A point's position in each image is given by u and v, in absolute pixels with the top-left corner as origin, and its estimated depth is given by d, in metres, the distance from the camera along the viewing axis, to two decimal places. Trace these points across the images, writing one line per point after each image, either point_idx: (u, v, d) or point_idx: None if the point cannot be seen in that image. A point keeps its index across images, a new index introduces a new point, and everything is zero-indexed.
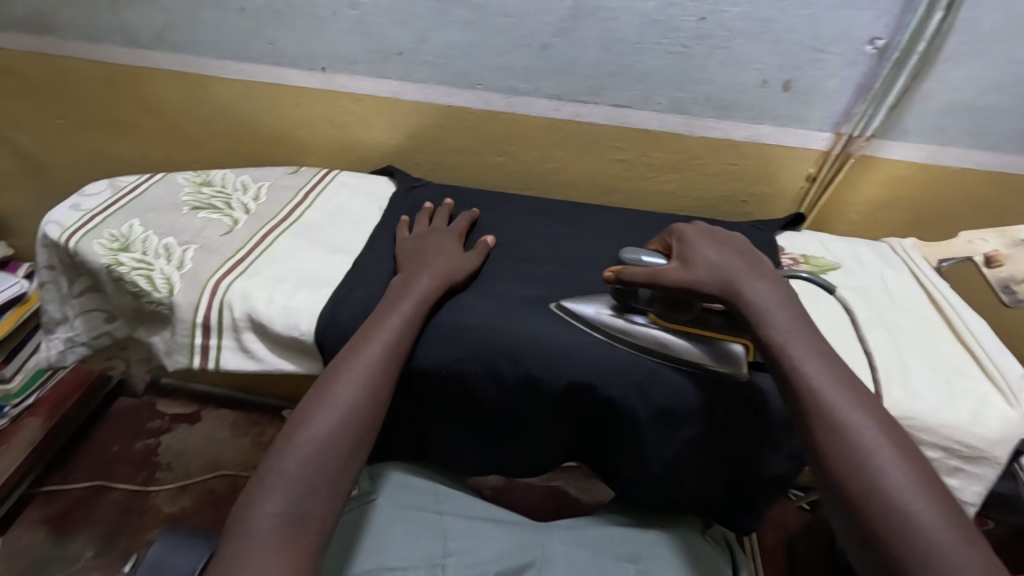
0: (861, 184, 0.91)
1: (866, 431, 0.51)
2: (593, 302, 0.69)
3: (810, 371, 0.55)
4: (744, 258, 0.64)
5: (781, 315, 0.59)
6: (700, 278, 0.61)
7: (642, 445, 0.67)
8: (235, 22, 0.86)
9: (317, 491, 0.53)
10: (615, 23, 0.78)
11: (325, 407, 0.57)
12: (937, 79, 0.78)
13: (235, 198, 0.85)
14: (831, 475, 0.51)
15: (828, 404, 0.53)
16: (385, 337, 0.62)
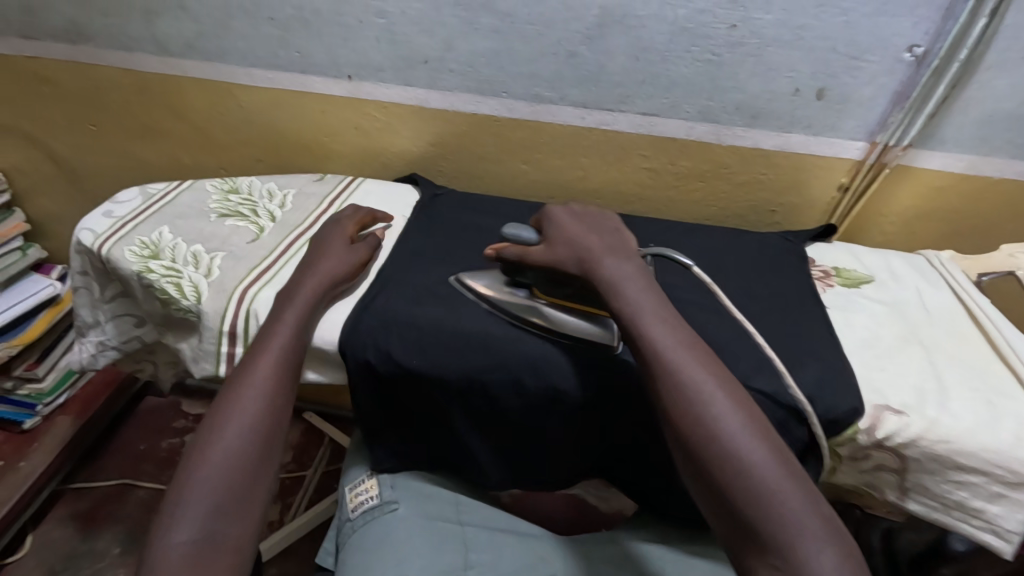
0: (896, 194, 0.88)
1: (707, 393, 0.54)
2: (485, 277, 0.72)
3: (655, 336, 0.58)
4: (609, 237, 0.68)
5: (633, 287, 0.61)
6: (560, 257, 0.66)
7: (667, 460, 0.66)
8: (263, 31, 0.87)
9: (225, 515, 0.51)
10: (643, 30, 0.77)
11: (226, 429, 0.56)
12: (978, 87, 0.76)
13: (261, 206, 0.86)
14: (680, 436, 0.53)
15: (676, 368, 0.55)
16: (278, 348, 0.62)
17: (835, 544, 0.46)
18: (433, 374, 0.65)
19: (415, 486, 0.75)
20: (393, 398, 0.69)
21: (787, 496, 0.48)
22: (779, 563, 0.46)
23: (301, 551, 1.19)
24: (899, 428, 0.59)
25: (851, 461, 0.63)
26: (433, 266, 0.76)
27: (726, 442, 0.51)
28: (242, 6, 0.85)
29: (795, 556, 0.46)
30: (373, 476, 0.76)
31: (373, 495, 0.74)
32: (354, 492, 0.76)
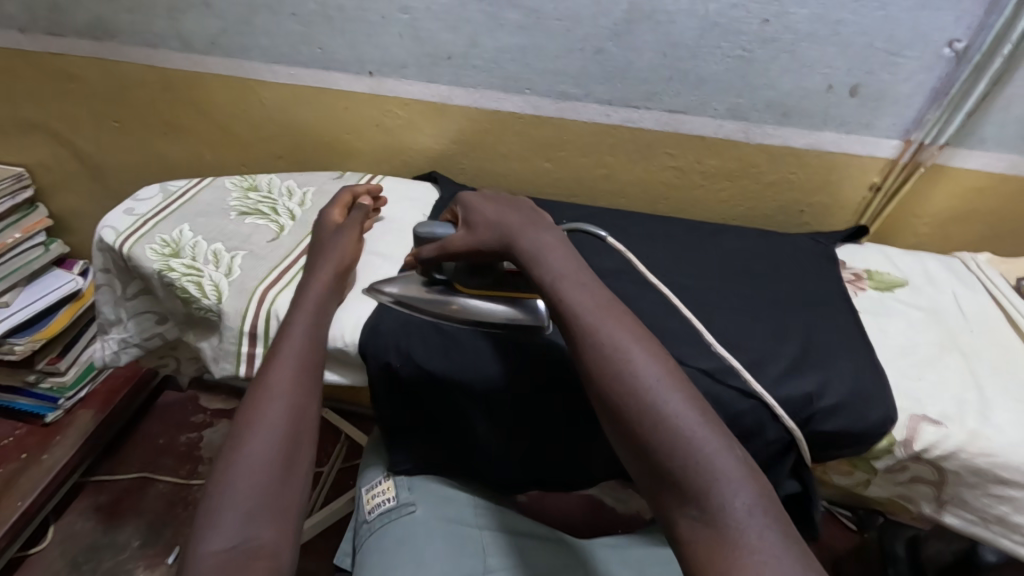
0: (931, 195, 0.85)
1: (621, 343, 0.48)
2: (400, 281, 0.68)
3: (572, 296, 0.51)
4: (521, 210, 0.63)
5: (553, 254, 0.55)
6: (482, 242, 0.60)
7: None
8: (285, 27, 0.86)
9: (266, 516, 0.48)
10: (672, 26, 0.75)
11: (254, 432, 0.53)
12: (1022, 83, 0.73)
13: (281, 204, 0.85)
14: (602, 401, 0.47)
15: (587, 320, 0.50)
16: (297, 352, 0.61)
17: (753, 482, 0.42)
18: (454, 376, 0.64)
19: (433, 488, 0.74)
20: (413, 400, 0.69)
21: (705, 441, 0.43)
22: (695, 515, 0.41)
23: (318, 548, 1.19)
24: (939, 440, 0.57)
25: (886, 473, 0.61)
26: None
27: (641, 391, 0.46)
28: (265, 2, 0.85)
29: (712, 504, 0.41)
30: (390, 478, 0.75)
31: (391, 497, 0.74)
32: (372, 493, 0.75)
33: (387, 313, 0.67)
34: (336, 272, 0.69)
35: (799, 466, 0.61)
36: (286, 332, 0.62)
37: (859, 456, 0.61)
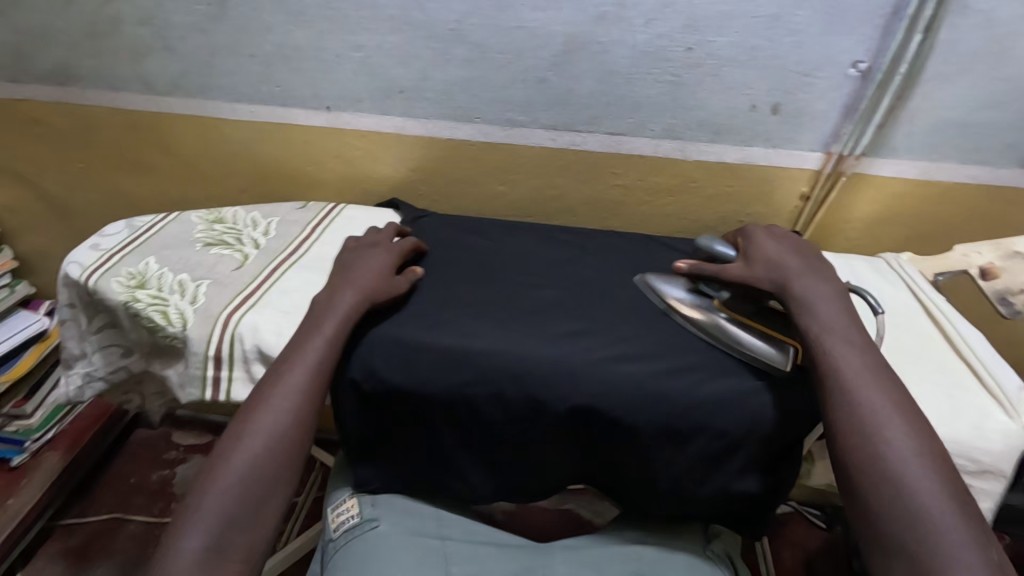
0: (856, 201, 0.92)
1: (877, 404, 0.57)
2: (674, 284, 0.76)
3: (843, 358, 0.60)
4: (809, 260, 0.72)
5: (827, 308, 0.65)
6: (758, 275, 0.71)
7: (647, 464, 0.67)
8: (246, 67, 0.90)
9: (240, 524, 0.57)
10: (606, 55, 0.82)
11: (246, 442, 0.60)
12: (923, 97, 0.80)
13: (245, 234, 0.88)
14: (843, 454, 0.56)
15: (851, 376, 0.58)
16: (305, 366, 0.64)
17: None
18: (419, 388, 0.67)
19: (396, 504, 0.76)
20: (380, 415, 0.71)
21: (941, 523, 0.50)
22: None
23: None
24: None
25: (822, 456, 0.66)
26: (413, 283, 0.78)
27: (881, 452, 0.54)
28: (224, 44, 0.89)
29: None
30: (353, 496, 0.77)
31: (355, 514, 0.75)
32: (335, 511, 0.77)
33: (360, 331, 0.70)
34: (375, 296, 0.71)
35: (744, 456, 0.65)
36: (301, 342, 0.67)
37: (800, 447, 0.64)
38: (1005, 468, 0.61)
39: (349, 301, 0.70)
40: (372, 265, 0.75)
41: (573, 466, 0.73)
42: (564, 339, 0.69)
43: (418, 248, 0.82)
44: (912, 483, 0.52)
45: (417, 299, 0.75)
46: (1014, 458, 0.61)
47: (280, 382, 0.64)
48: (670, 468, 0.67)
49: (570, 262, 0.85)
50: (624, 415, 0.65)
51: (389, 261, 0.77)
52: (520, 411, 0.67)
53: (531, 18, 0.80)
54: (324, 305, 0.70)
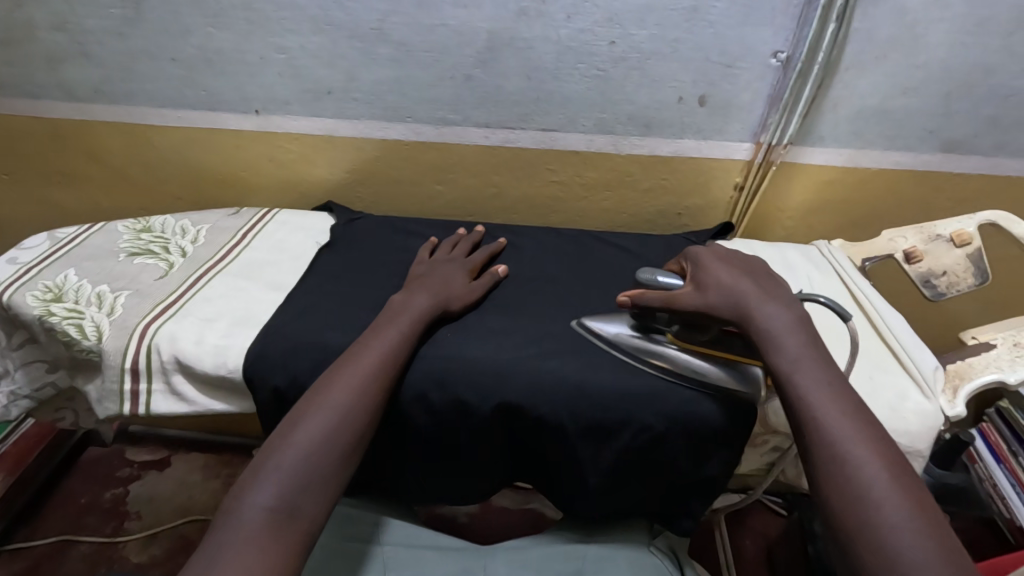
0: (789, 190, 0.93)
1: (850, 441, 0.50)
2: (615, 322, 0.69)
3: (817, 401, 0.52)
4: (763, 280, 0.62)
5: (791, 340, 0.56)
6: (714, 302, 0.60)
7: (577, 461, 0.66)
8: (168, 72, 0.88)
9: (315, 489, 0.53)
10: (531, 51, 0.81)
11: (320, 409, 0.57)
12: (844, 86, 0.81)
13: (173, 242, 0.86)
14: (831, 514, 0.48)
15: (822, 413, 0.51)
16: (381, 346, 0.63)
17: None
18: None
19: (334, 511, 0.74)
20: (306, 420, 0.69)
21: None
22: None
23: None
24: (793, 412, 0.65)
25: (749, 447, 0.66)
26: (342, 285, 0.77)
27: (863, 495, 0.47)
28: (144, 48, 0.86)
29: None
30: None
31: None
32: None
33: (283, 335, 0.68)
34: (446, 302, 0.71)
35: (673, 448, 0.64)
36: (382, 325, 0.65)
37: (728, 438, 0.64)
38: (922, 447, 0.62)
39: (426, 295, 0.70)
40: (452, 278, 0.74)
41: (506, 465, 0.72)
42: (490, 337, 0.69)
43: (491, 254, 0.82)
44: (906, 554, 0.44)
45: (343, 304, 0.74)
46: (930, 437, 0.62)
47: (354, 359, 0.61)
48: (599, 464, 0.66)
49: (505, 258, 0.84)
50: (547, 412, 0.64)
51: (466, 275, 0.76)
52: (444, 411, 0.66)
53: (453, 15, 0.79)
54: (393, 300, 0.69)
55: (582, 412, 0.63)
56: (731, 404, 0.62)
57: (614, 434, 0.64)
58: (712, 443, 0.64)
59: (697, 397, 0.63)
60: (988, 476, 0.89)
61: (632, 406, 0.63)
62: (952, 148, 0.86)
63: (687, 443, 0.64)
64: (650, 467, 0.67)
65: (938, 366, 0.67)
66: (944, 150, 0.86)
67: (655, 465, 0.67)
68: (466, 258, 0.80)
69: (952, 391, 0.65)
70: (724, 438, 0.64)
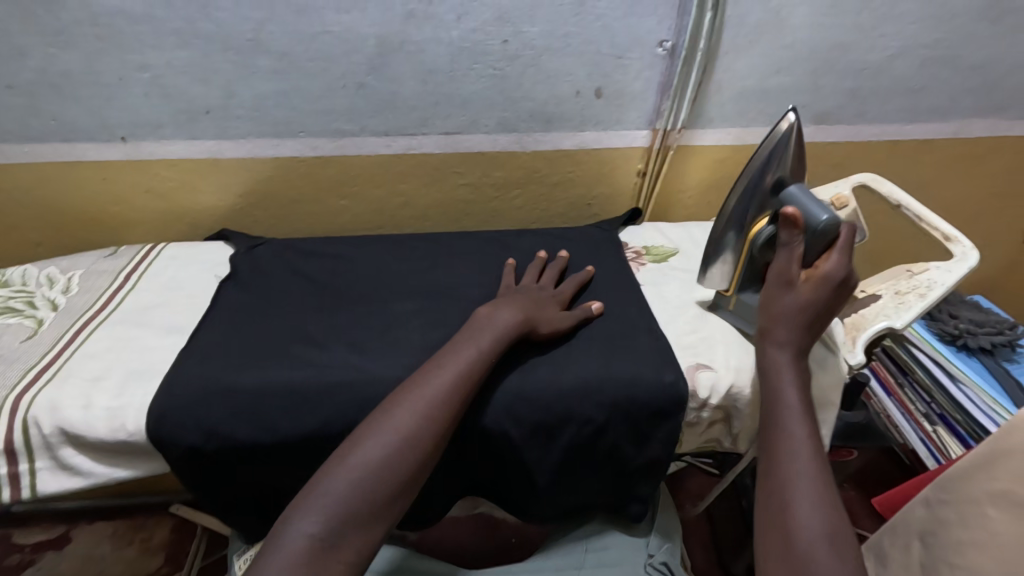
0: (687, 171, 0.97)
1: (795, 444, 0.51)
2: (778, 146, 0.64)
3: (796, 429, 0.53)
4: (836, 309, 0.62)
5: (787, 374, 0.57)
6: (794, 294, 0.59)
7: (523, 466, 0.66)
8: (5, 102, 0.77)
9: (359, 519, 0.48)
10: (423, 54, 0.79)
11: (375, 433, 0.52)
12: (725, 69, 0.86)
13: (39, 295, 0.75)
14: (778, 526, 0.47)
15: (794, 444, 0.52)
16: (454, 366, 0.58)
17: None
18: (267, 439, 0.61)
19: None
20: (235, 472, 0.64)
21: None
22: None
23: None
24: (712, 382, 0.66)
25: (688, 428, 0.68)
26: (252, 319, 0.72)
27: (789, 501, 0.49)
28: None
29: None
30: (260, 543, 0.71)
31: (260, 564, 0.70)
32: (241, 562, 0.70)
33: (192, 384, 0.62)
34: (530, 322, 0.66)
35: (615, 437, 0.66)
36: (460, 342, 0.61)
37: (665, 419, 0.66)
38: (833, 396, 0.67)
39: (512, 312, 0.65)
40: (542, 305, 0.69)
41: (457, 480, 0.70)
42: (420, 353, 0.67)
43: (580, 285, 0.76)
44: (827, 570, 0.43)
45: (254, 340, 0.68)
46: (839, 385, 0.67)
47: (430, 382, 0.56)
48: (547, 464, 0.66)
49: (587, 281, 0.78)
50: (490, 422, 0.62)
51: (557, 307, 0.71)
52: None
53: (336, 21, 0.75)
54: (480, 315, 0.65)
55: (526, 416, 0.63)
56: (663, 388, 0.64)
57: (560, 432, 0.64)
58: (652, 426, 0.66)
59: (632, 384, 0.64)
60: (883, 409, 0.97)
61: (574, 402, 0.63)
62: (822, 119, 0.94)
63: (628, 430, 0.66)
64: (599, 457, 0.67)
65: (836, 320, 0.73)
66: (816, 122, 0.94)
67: (600, 457, 0.67)
68: (555, 289, 0.74)
69: (852, 340, 0.71)
70: (660, 419, 0.65)
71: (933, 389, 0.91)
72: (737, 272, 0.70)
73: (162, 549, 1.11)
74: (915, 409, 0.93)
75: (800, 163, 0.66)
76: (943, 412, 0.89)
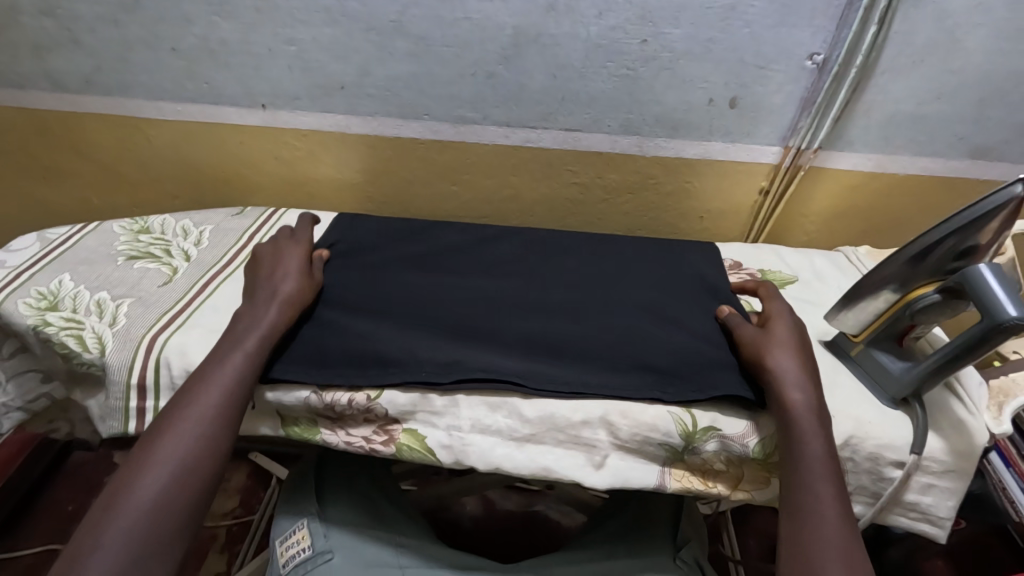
0: (815, 194, 0.91)
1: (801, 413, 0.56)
2: (995, 209, 0.54)
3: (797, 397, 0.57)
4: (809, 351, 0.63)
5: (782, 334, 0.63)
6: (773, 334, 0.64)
7: (591, 371, 0.63)
8: (168, 63, 0.82)
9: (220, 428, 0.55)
10: (558, 48, 0.78)
11: (170, 433, 0.53)
12: (878, 90, 0.79)
13: (175, 245, 0.81)
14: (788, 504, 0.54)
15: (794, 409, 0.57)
16: (248, 346, 0.60)
17: None
18: (392, 328, 0.67)
19: (349, 530, 0.68)
20: (334, 327, 0.67)
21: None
22: None
23: None
24: None
25: None
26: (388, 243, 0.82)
27: None
28: (140, 37, 0.80)
29: None
30: (305, 525, 0.68)
31: (306, 546, 0.67)
32: (284, 544, 0.68)
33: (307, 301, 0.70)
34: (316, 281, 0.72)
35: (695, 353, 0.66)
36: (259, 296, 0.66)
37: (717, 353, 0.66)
38: (969, 467, 0.60)
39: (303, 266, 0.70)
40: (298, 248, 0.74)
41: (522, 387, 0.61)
42: (533, 280, 0.76)
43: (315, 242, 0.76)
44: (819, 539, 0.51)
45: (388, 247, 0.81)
46: (977, 455, 0.60)
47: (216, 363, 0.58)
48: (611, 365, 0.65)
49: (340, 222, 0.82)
50: (579, 315, 0.71)
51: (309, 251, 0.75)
52: (487, 314, 0.71)
53: (479, 9, 0.75)
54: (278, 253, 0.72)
55: (615, 315, 0.71)
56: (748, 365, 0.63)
57: (642, 328, 0.70)
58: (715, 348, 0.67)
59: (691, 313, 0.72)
60: (997, 481, 0.73)
61: (647, 301, 0.74)
62: (982, 154, 0.85)
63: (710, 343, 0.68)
64: (687, 367, 0.64)
65: (981, 381, 0.65)
66: (972, 156, 0.85)
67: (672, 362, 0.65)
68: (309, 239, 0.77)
69: (998, 408, 0.63)
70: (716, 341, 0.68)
71: None
72: (879, 317, 0.64)
73: (237, 492, 1.18)
74: None
75: (1003, 231, 0.56)
76: None
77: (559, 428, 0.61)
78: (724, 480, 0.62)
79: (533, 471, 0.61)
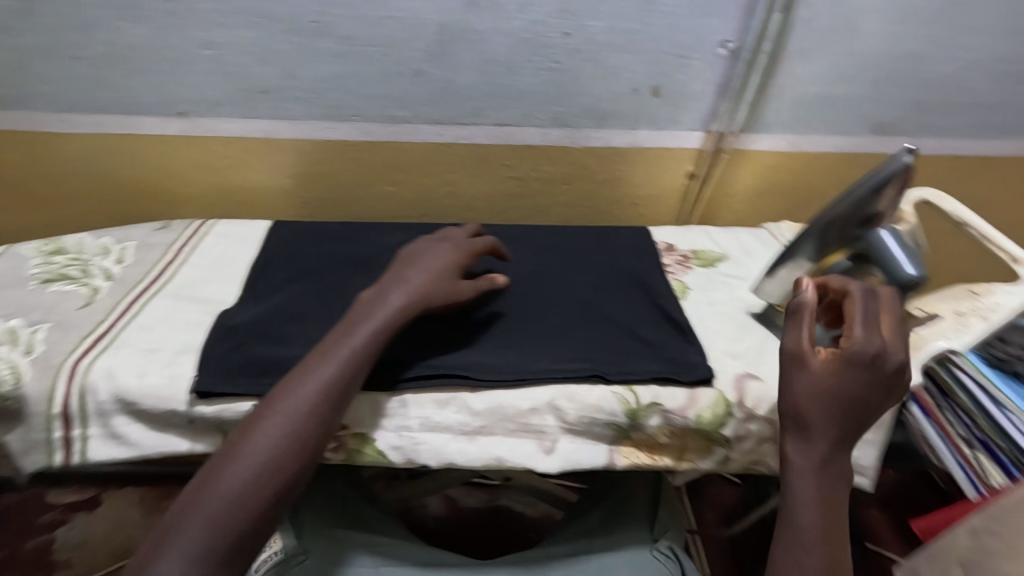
0: (738, 174, 0.95)
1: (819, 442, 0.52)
2: (890, 178, 0.59)
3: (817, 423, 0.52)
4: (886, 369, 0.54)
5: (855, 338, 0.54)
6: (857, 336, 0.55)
7: (533, 358, 0.65)
8: (73, 72, 0.78)
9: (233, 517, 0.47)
10: (484, 44, 0.78)
11: (181, 522, 0.47)
12: (788, 74, 0.84)
13: (94, 264, 0.77)
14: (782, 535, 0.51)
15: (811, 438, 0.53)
16: (310, 406, 0.53)
17: None
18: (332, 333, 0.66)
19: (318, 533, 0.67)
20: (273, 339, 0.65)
21: None
22: None
23: None
24: (763, 395, 0.64)
25: (735, 441, 0.64)
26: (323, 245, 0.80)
27: None
28: (40, 46, 0.76)
29: None
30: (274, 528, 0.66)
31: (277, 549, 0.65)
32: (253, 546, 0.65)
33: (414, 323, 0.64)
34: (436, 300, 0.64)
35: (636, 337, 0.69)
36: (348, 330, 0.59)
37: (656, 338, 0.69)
38: (887, 419, 0.65)
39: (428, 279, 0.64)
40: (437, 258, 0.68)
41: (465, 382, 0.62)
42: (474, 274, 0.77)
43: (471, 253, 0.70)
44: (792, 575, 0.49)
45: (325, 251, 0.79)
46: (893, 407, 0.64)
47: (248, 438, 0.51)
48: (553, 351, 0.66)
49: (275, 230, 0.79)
50: (521, 306, 0.73)
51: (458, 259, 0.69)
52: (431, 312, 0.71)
53: (401, 7, 0.75)
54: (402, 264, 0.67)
55: (557, 305, 0.73)
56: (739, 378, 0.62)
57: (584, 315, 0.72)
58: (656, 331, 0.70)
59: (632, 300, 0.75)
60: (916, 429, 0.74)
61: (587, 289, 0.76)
62: (884, 130, 0.91)
63: (651, 326, 0.71)
64: (628, 350, 0.67)
65: None
66: (876, 132, 0.91)
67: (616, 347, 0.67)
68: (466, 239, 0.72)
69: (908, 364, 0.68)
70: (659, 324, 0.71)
71: (979, 412, 0.67)
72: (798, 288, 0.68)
73: None
74: (952, 430, 0.70)
75: (897, 199, 0.62)
76: (988, 440, 0.67)
77: (508, 417, 0.62)
78: (670, 453, 0.64)
79: (485, 463, 0.61)
